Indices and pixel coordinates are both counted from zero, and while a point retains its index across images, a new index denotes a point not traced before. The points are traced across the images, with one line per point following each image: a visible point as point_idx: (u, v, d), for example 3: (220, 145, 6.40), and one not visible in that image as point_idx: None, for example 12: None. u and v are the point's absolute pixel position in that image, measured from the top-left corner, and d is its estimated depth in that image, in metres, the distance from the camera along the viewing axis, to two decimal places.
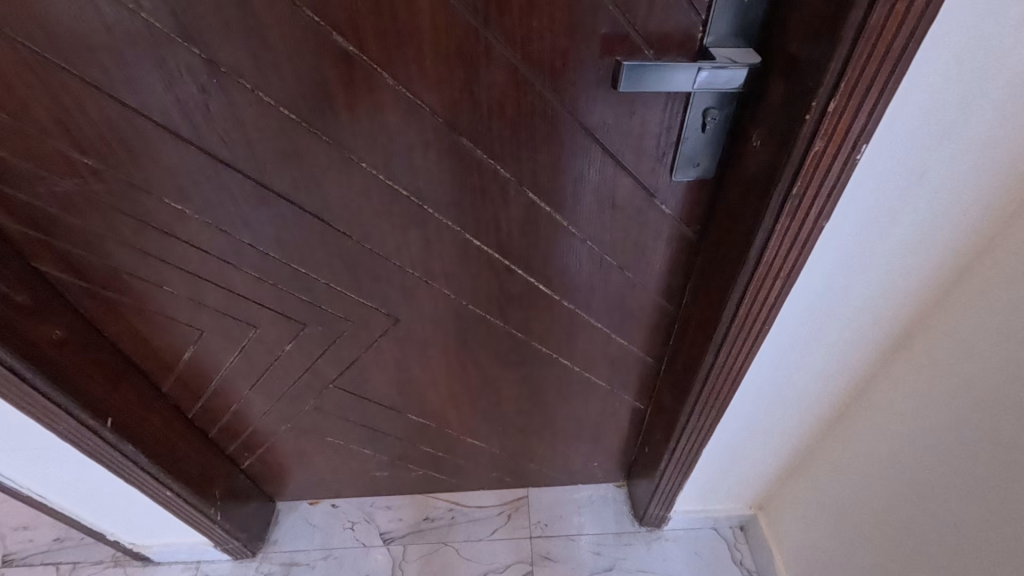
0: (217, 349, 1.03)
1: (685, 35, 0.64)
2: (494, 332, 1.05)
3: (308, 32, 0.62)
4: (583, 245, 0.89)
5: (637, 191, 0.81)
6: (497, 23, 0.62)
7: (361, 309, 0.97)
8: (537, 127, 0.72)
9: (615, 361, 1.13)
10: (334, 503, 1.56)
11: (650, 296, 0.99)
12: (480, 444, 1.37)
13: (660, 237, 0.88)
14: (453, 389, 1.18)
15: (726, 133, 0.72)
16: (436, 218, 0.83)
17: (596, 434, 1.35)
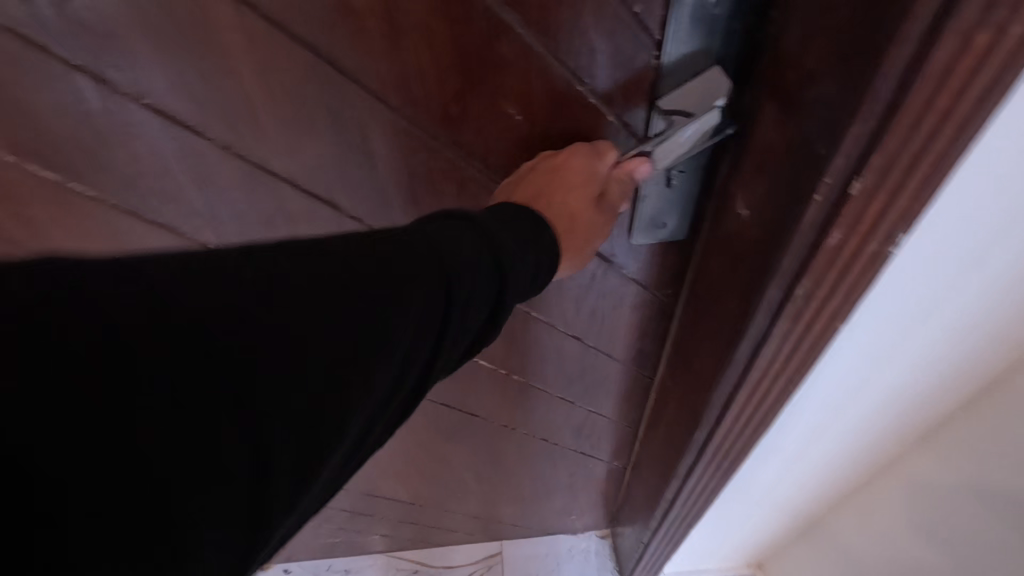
0: None
1: (630, 64, 0.45)
2: (431, 409, 0.87)
3: (73, 85, 0.42)
4: (525, 317, 0.71)
5: (588, 258, 0.62)
6: (353, 61, 0.43)
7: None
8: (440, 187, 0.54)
9: (583, 428, 0.96)
10: (285, 570, 1.39)
11: (616, 364, 0.81)
12: (438, 510, 1.21)
13: (624, 305, 0.70)
14: (395, 464, 1.00)
15: (700, 187, 0.54)
16: None
17: (570, 493, 1.19)
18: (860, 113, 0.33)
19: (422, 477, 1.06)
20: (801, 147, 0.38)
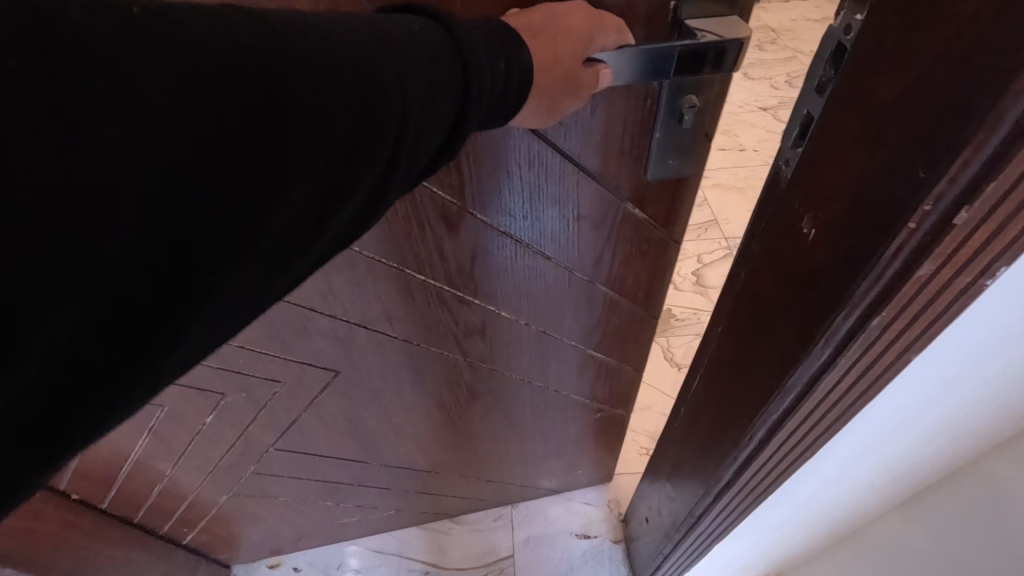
0: (117, 441, 0.81)
1: (651, 6, 0.51)
2: (454, 366, 0.90)
3: None
4: (545, 264, 0.76)
5: (605, 198, 0.69)
6: None
7: (290, 368, 0.81)
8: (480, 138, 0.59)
9: (592, 375, 1.02)
10: (297, 565, 1.39)
11: (626, 305, 0.87)
12: (453, 477, 1.25)
13: (636, 246, 0.76)
14: (415, 430, 1.04)
15: (704, 125, 0.61)
16: (366, 257, 0.68)
17: (577, 447, 1.25)
18: (975, 139, 0.29)
19: (439, 442, 1.10)
20: (887, 164, 0.34)
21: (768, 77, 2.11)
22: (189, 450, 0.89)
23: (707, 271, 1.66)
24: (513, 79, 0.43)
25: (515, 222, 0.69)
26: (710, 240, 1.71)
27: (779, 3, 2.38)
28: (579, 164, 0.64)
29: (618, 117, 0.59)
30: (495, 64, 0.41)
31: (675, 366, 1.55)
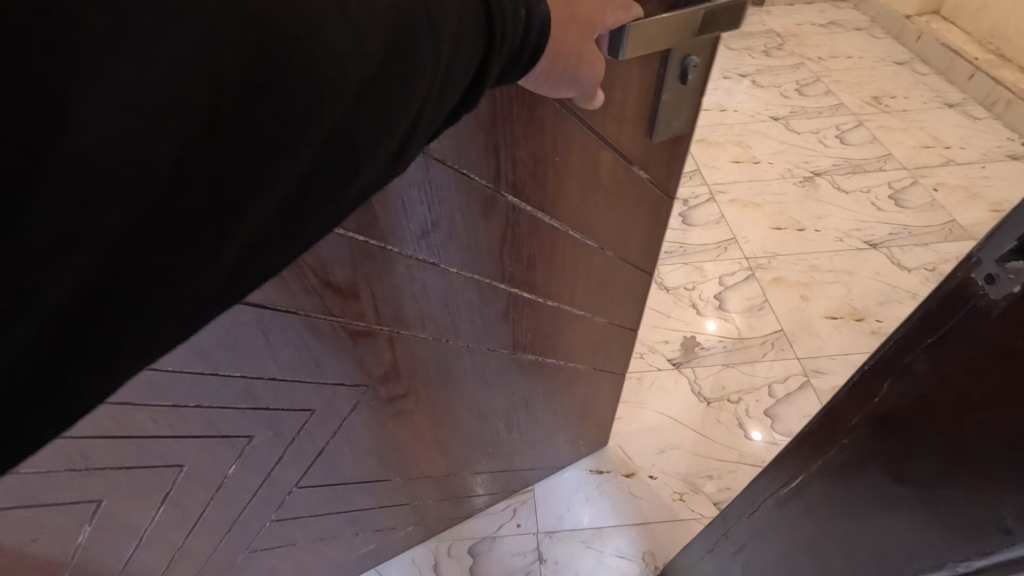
0: (126, 514, 0.67)
1: None
2: (484, 362, 0.82)
3: None
4: (569, 237, 0.73)
5: (619, 164, 0.69)
6: None
7: (321, 393, 0.70)
8: (516, 118, 0.56)
9: (609, 355, 0.99)
10: None
11: (630, 271, 0.86)
12: (473, 479, 1.01)
13: (644, 206, 0.78)
14: (447, 440, 0.91)
15: (698, 85, 0.65)
16: (404, 257, 0.62)
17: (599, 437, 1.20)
18: None
19: (471, 451, 0.96)
20: None
21: (776, 85, 2.15)
22: (208, 509, 0.76)
23: (731, 295, 1.40)
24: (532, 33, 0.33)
25: (540, 196, 0.65)
26: (731, 261, 1.49)
27: (783, 10, 2.59)
28: (596, 129, 0.62)
29: (636, 81, 0.59)
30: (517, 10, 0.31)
31: (703, 402, 1.20)
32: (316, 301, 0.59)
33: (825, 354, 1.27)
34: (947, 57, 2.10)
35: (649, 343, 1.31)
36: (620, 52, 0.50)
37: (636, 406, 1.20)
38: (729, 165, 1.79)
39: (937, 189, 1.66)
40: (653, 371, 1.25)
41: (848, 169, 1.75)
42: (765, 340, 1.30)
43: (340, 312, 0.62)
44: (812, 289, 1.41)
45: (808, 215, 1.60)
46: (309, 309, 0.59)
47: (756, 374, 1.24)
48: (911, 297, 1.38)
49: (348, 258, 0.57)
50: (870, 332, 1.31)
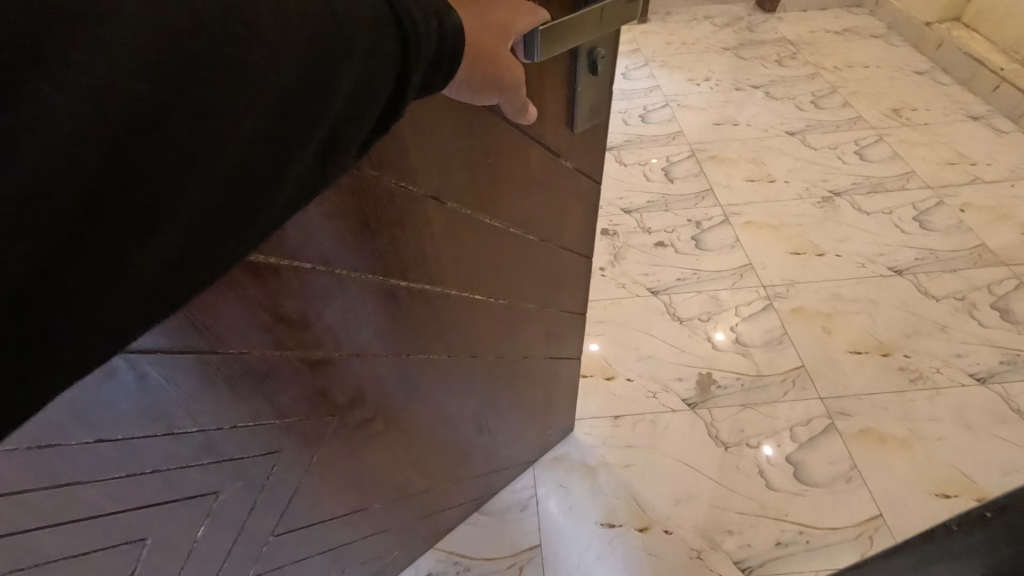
0: None
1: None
2: (450, 372, 0.77)
3: None
4: (510, 234, 0.72)
5: (545, 155, 0.69)
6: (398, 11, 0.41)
7: (286, 432, 0.60)
8: (442, 125, 0.54)
9: (562, 345, 0.99)
10: None
11: (569, 257, 0.87)
12: (451, 490, 0.96)
13: (575, 194, 0.79)
14: (425, 453, 0.83)
15: (608, 71, 0.68)
16: (353, 279, 0.56)
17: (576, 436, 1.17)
18: None
19: (447, 462, 0.90)
20: None
21: (790, 96, 2.07)
22: None
23: (748, 327, 1.33)
24: (449, 40, 0.34)
25: (476, 196, 0.64)
26: (748, 289, 1.42)
27: (795, 17, 2.52)
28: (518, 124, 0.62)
29: (551, 77, 0.61)
30: (427, 18, 0.33)
31: (720, 447, 1.13)
32: (266, 336, 0.52)
33: (850, 393, 1.20)
34: (970, 67, 2.02)
35: (662, 381, 1.25)
36: (533, 55, 0.50)
37: (649, 451, 1.13)
38: (743, 184, 1.72)
39: (963, 210, 1.58)
40: (667, 413, 1.19)
41: (868, 188, 1.67)
42: (785, 377, 1.23)
43: (296, 343, 0.55)
44: (835, 320, 1.33)
45: (828, 238, 1.53)
46: (261, 345, 0.52)
47: (777, 416, 1.17)
48: (941, 328, 1.30)
49: (294, 285, 0.51)
50: (898, 369, 1.23)
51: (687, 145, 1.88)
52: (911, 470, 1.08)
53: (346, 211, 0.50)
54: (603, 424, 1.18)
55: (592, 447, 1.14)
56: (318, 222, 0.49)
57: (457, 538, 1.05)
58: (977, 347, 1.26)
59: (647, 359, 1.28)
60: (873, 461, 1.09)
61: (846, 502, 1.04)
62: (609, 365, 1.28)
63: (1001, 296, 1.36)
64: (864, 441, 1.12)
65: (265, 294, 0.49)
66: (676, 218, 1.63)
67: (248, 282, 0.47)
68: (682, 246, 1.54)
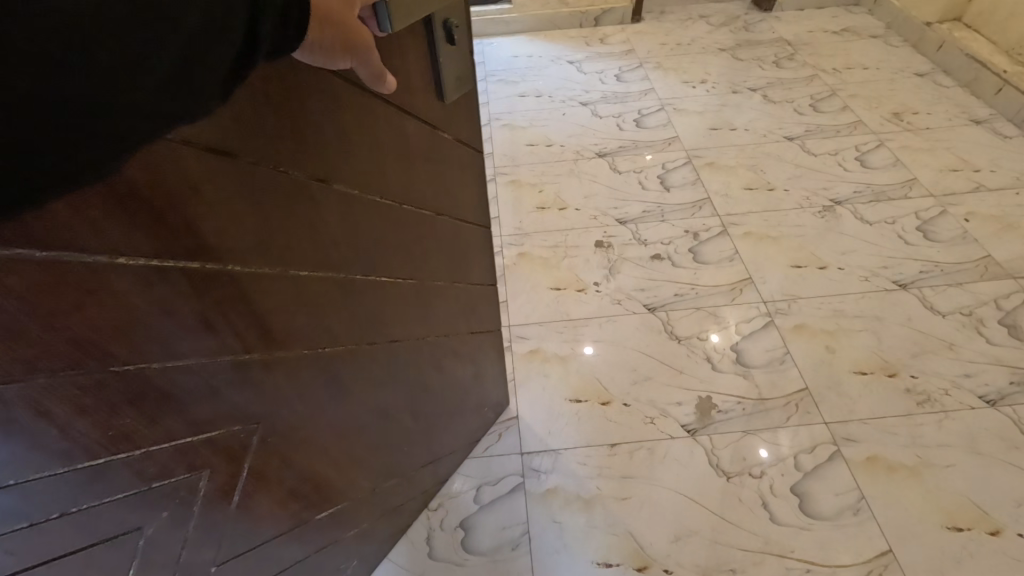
0: None
1: None
2: (373, 361, 0.75)
3: None
4: (403, 210, 0.72)
5: (423, 130, 0.71)
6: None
7: (209, 449, 0.53)
8: (314, 108, 0.53)
9: (472, 322, 1.00)
10: None
11: (465, 228, 0.89)
12: (395, 486, 0.94)
13: (459, 164, 0.82)
14: (362, 449, 0.80)
15: (464, 39, 0.70)
16: (250, 275, 0.52)
17: (558, 458, 1.12)
18: None
19: (386, 458, 0.87)
20: None
21: (789, 100, 2.02)
22: None
23: (749, 346, 1.28)
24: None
25: (361, 175, 0.62)
26: (748, 305, 1.36)
27: (792, 16, 2.47)
28: (387, 99, 0.62)
29: (410, 50, 0.61)
30: None
31: (722, 477, 1.07)
32: (164, 345, 0.45)
33: (855, 417, 1.14)
34: (972, 69, 1.97)
35: (661, 406, 1.19)
36: (386, 25, 0.51)
37: (646, 482, 1.08)
38: (741, 193, 1.66)
39: (967, 220, 1.53)
40: (667, 440, 1.13)
41: (870, 196, 1.62)
42: (788, 401, 1.18)
43: (200, 349, 0.49)
44: (838, 338, 1.28)
45: (830, 251, 1.48)
46: (160, 355, 0.45)
47: (780, 443, 1.11)
48: (948, 347, 1.25)
49: (184, 286, 0.46)
50: (905, 391, 1.18)
51: (683, 151, 1.82)
52: (919, 499, 1.03)
53: (222, 199, 0.47)
54: (599, 454, 1.12)
55: (588, 479, 1.09)
56: (196, 215, 0.45)
57: (399, 550, 1.03)
58: (987, 367, 1.21)
59: (645, 382, 1.23)
60: (882, 492, 1.04)
61: (854, 536, 0.99)
62: (605, 389, 1.22)
63: (1008, 311, 1.30)
64: (871, 469, 1.07)
65: (154, 298, 0.43)
66: (673, 229, 1.57)
67: (135, 287, 0.42)
68: (679, 258, 1.48)
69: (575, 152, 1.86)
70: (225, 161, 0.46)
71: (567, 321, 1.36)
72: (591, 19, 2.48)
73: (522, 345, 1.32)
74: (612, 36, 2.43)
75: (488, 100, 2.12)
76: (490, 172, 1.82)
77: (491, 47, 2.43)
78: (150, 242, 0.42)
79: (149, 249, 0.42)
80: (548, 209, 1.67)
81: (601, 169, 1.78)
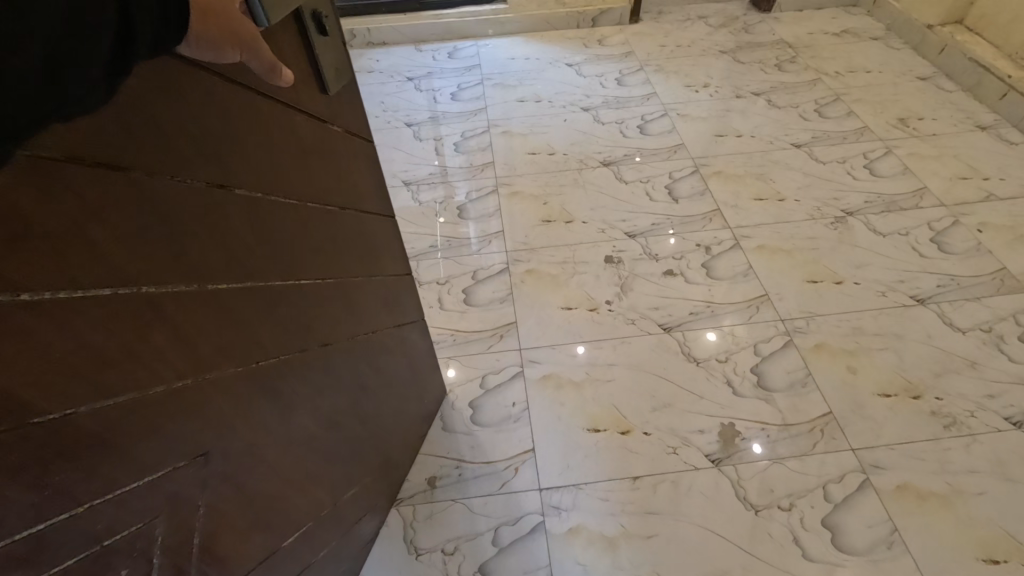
0: None
1: None
2: (309, 369, 0.68)
3: None
4: (315, 207, 0.65)
5: (316, 128, 0.63)
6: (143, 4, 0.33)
7: (160, 494, 0.47)
8: (202, 106, 0.45)
9: (395, 324, 0.94)
10: None
11: (375, 220, 0.82)
12: (349, 500, 0.88)
13: (359, 157, 0.74)
14: (313, 465, 0.74)
15: (337, 28, 0.61)
16: (169, 296, 0.45)
17: (576, 492, 1.07)
18: None
19: (336, 469, 0.81)
20: None
21: (794, 104, 1.98)
22: None
23: (771, 369, 1.23)
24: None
25: (267, 172, 0.55)
26: (765, 324, 1.32)
27: (792, 17, 2.43)
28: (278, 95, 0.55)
29: (285, 47, 0.53)
30: None
31: (750, 510, 1.03)
32: (87, 384, 0.39)
33: (882, 443, 1.11)
34: (975, 73, 1.94)
35: (682, 434, 1.14)
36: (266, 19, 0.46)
37: (672, 517, 1.03)
38: (752, 203, 1.62)
39: (980, 230, 1.50)
40: (690, 471, 1.09)
41: (881, 207, 1.59)
42: (813, 427, 1.14)
43: (127, 383, 0.42)
44: (859, 358, 1.25)
45: (846, 265, 1.44)
46: (86, 397, 0.39)
47: (808, 473, 1.07)
48: (970, 366, 1.22)
49: (95, 319, 0.39)
50: (930, 414, 1.15)
51: (689, 159, 1.78)
52: (953, 531, 1.00)
53: (122, 216, 0.40)
54: (621, 488, 1.07)
55: (611, 516, 1.04)
56: (96, 236, 0.38)
57: (371, 563, 1.01)
58: (1011, 386, 1.18)
59: (664, 410, 1.18)
60: (915, 523, 1.01)
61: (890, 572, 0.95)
62: (623, 417, 1.17)
63: None
64: (901, 498, 1.04)
65: (64, 333, 0.37)
66: (684, 243, 1.52)
67: (41, 325, 0.35)
68: (692, 274, 1.44)
69: (579, 161, 1.80)
70: (117, 176, 0.39)
71: (583, 344, 1.30)
72: (589, 20, 2.41)
73: (534, 369, 1.26)
74: (611, 38, 2.37)
75: (487, 104, 2.05)
76: (491, 182, 1.75)
77: (487, 48, 2.35)
78: (45, 272, 0.35)
79: (43, 279, 0.35)
80: (554, 221, 1.61)
81: (606, 179, 1.73)
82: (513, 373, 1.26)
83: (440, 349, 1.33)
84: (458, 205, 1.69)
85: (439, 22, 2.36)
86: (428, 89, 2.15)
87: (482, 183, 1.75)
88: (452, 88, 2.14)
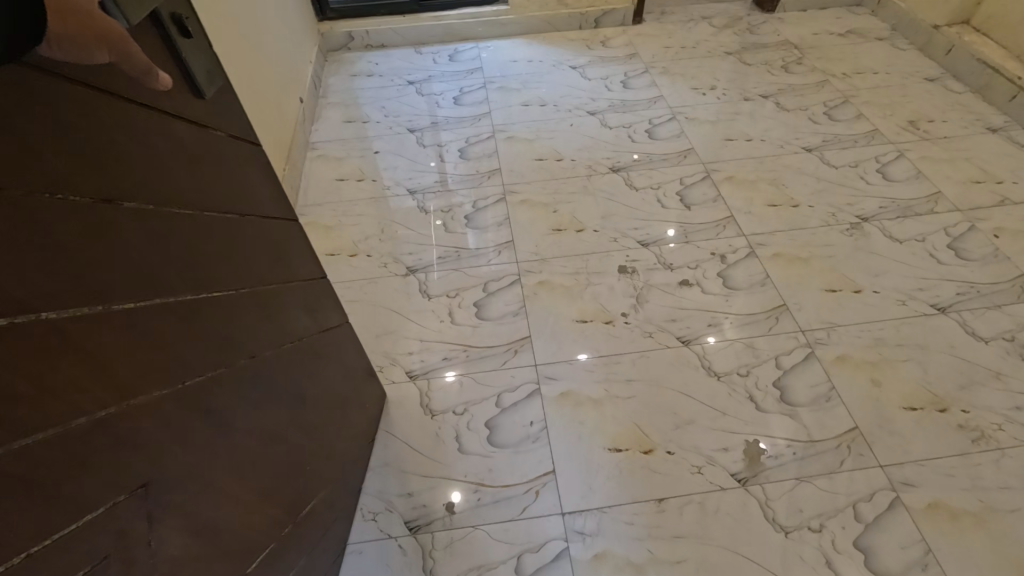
0: None
1: None
2: (240, 385, 0.64)
3: None
4: (213, 216, 0.60)
5: (196, 135, 0.57)
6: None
7: (110, 533, 0.43)
8: (67, 117, 0.41)
9: (316, 333, 0.88)
10: None
11: (280, 225, 0.76)
12: (305, 519, 0.84)
13: (249, 163, 0.69)
14: (263, 484, 0.70)
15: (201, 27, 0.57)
16: (72, 323, 0.40)
17: (599, 516, 1.03)
18: None
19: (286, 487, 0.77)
20: None
21: (803, 107, 1.95)
22: None
23: (794, 384, 1.20)
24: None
25: (155, 180, 0.51)
26: (786, 336, 1.29)
27: (796, 18, 2.41)
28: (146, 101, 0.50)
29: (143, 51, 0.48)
30: None
31: (781, 533, 1.00)
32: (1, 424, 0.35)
33: (910, 459, 1.08)
34: (984, 74, 1.93)
35: (706, 453, 1.11)
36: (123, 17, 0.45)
37: (701, 541, 1.00)
38: (767, 210, 1.59)
39: (997, 236, 1.48)
40: (717, 492, 1.06)
41: (897, 212, 1.57)
42: (840, 443, 1.11)
43: (42, 418, 0.38)
44: (882, 370, 1.22)
45: (866, 273, 1.42)
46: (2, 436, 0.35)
47: (838, 491, 1.05)
48: (994, 376, 1.20)
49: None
50: (958, 428, 1.13)
51: (699, 164, 1.74)
52: (988, 549, 0.97)
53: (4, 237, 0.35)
54: (646, 511, 1.04)
55: (637, 541, 1.00)
56: None
57: None
58: None
59: (681, 427, 1.15)
60: (949, 542, 0.98)
61: None
62: (645, 436, 1.14)
63: None
64: (933, 517, 1.01)
65: None
66: (698, 251, 1.49)
67: None
68: (708, 284, 1.40)
69: (587, 167, 1.76)
70: None
71: (599, 360, 1.26)
72: (591, 21, 2.37)
73: (551, 387, 1.22)
74: (614, 39, 2.33)
75: (490, 109, 2.00)
76: (497, 190, 1.71)
77: (488, 50, 2.31)
78: None
79: None
80: (565, 230, 1.57)
81: (615, 185, 1.69)
82: (530, 392, 1.22)
83: (451, 366, 1.28)
84: (465, 214, 1.64)
85: (439, 24, 2.31)
86: (428, 93, 2.10)
87: (487, 192, 1.70)
88: (454, 92, 2.09)
